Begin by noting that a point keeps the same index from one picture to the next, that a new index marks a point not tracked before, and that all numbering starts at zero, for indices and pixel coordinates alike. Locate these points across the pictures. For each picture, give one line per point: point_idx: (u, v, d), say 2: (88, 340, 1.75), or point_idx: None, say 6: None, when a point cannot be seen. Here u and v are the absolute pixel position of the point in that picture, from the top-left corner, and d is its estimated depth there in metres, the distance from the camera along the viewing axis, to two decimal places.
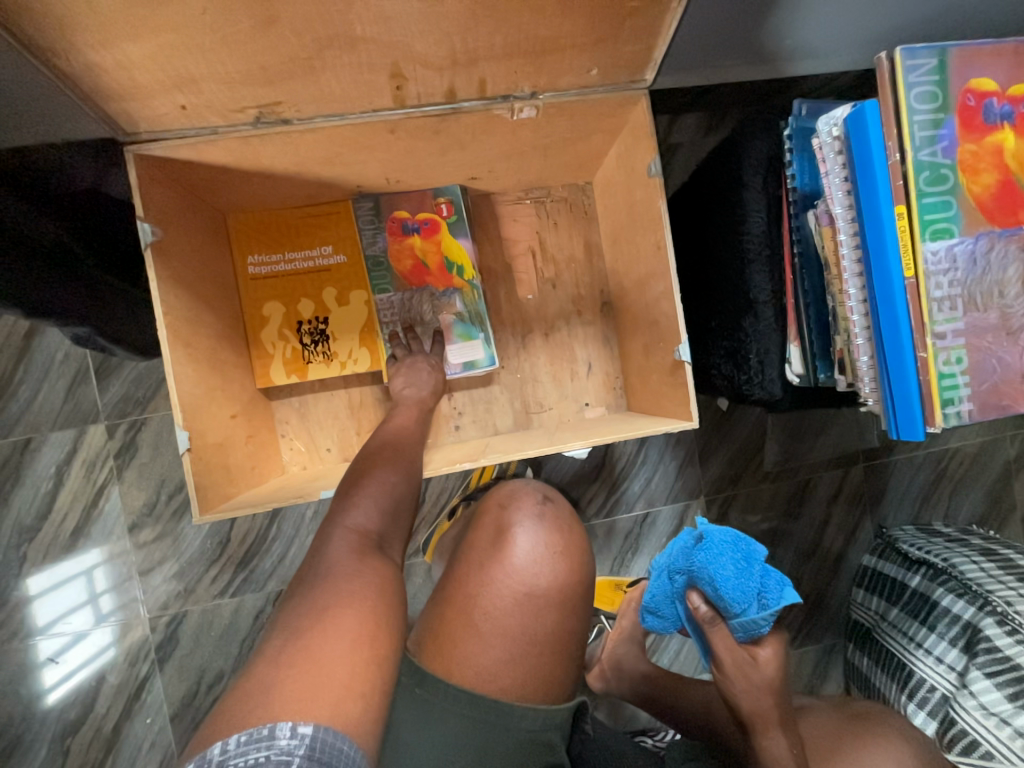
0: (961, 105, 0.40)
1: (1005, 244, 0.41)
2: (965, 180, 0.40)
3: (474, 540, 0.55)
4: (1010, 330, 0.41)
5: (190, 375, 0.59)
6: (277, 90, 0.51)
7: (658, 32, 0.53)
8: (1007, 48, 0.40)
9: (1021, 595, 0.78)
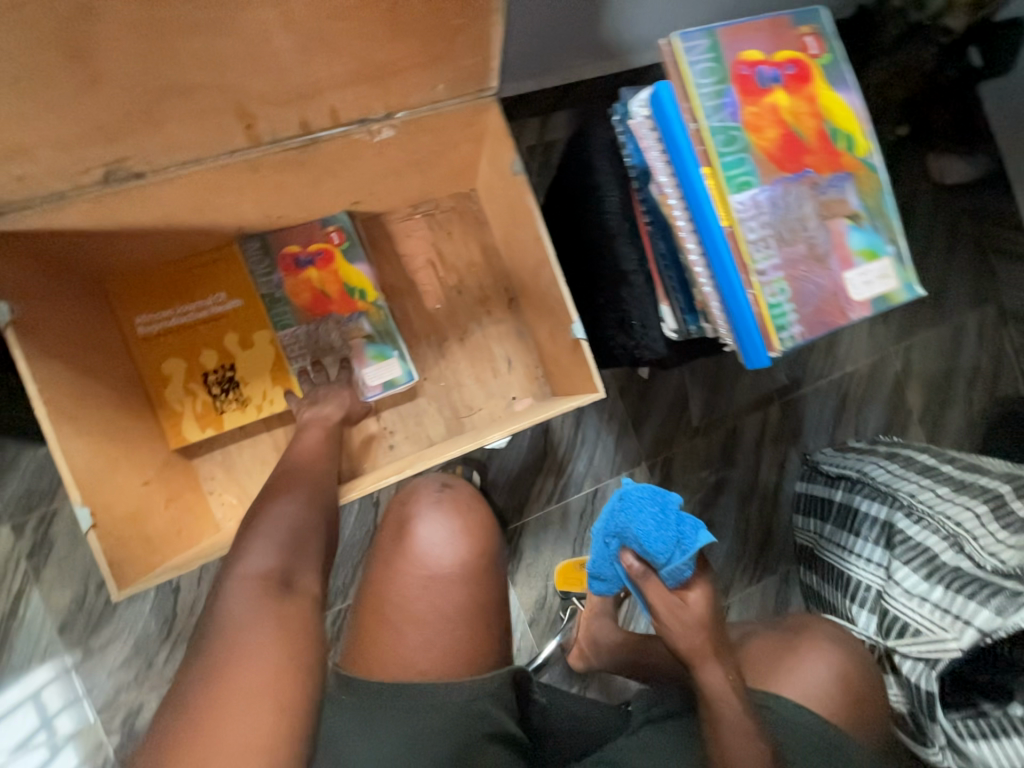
0: (736, 74, 0.46)
1: (800, 185, 0.47)
2: (752, 137, 0.46)
3: (386, 544, 0.59)
4: (821, 258, 0.47)
5: (84, 449, 0.56)
6: (120, 146, 0.51)
7: (489, 43, 0.57)
8: (765, 21, 0.47)
9: (920, 486, 0.88)
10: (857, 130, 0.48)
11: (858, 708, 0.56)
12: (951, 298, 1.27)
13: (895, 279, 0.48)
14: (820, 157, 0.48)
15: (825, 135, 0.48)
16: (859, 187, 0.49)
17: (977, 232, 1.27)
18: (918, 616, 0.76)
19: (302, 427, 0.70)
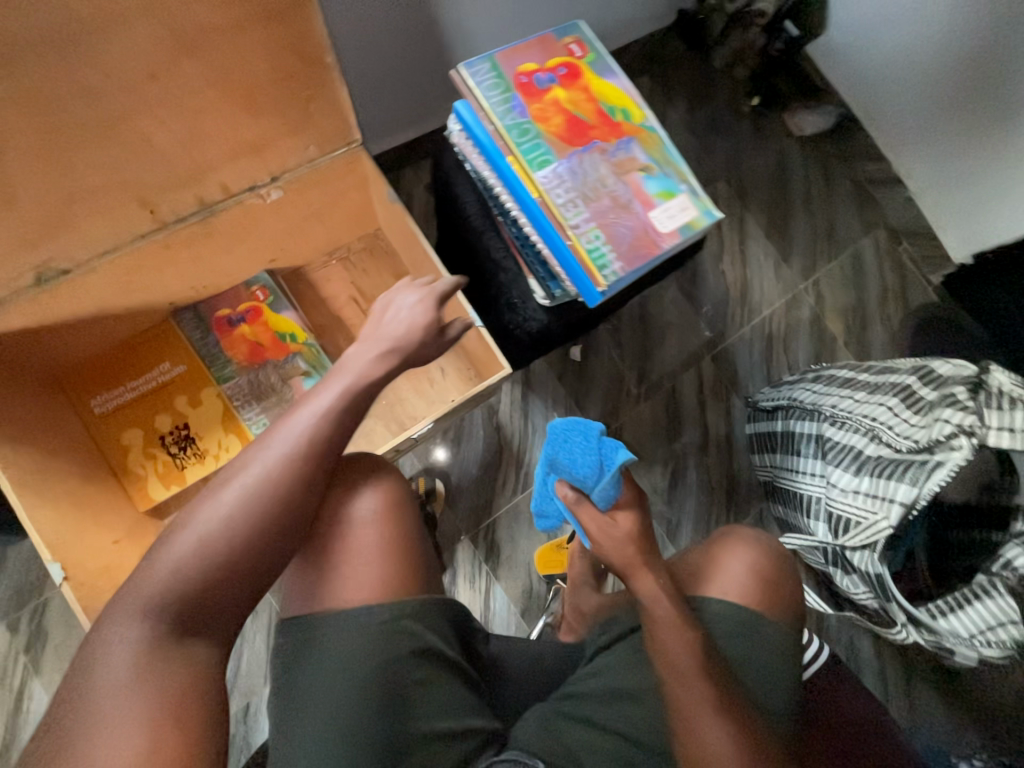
0: (518, 84, 0.63)
1: (589, 153, 0.62)
2: (541, 126, 0.62)
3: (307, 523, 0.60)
4: (622, 204, 0.61)
5: (48, 516, 0.63)
6: (44, 249, 0.61)
7: (341, 104, 0.68)
8: (532, 42, 0.64)
9: (843, 397, 0.94)
10: (626, 105, 0.64)
11: (774, 590, 0.67)
12: (844, 231, 1.38)
13: (692, 211, 0.62)
14: (603, 130, 0.63)
15: (602, 114, 0.64)
16: (642, 146, 0.64)
17: (850, 169, 1.39)
18: (851, 507, 0.83)
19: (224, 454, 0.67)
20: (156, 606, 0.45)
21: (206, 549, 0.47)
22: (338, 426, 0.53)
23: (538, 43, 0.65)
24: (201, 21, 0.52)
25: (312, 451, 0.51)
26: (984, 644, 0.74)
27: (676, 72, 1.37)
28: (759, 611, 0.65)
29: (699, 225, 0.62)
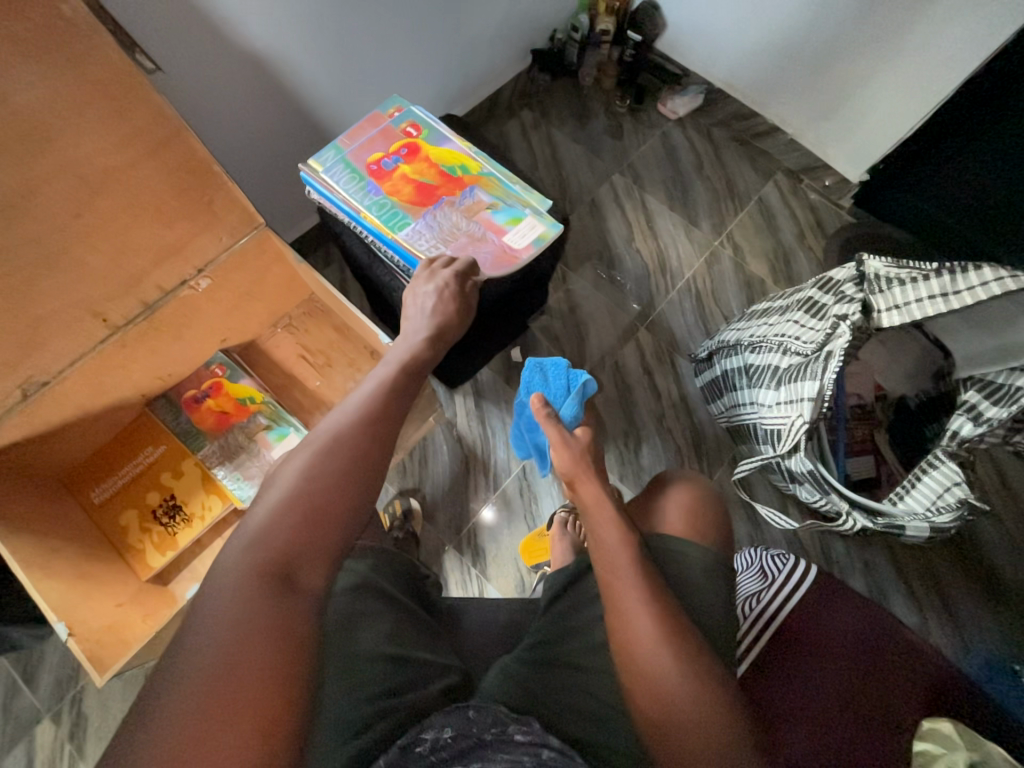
0: (368, 169, 0.76)
1: (441, 208, 0.76)
2: (396, 197, 0.75)
3: None
4: (478, 239, 0.75)
5: (55, 587, 0.73)
6: (23, 368, 0.75)
7: (238, 198, 0.83)
8: (372, 134, 0.78)
9: (758, 324, 1.00)
10: (461, 161, 0.79)
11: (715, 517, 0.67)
12: (744, 183, 1.47)
13: (538, 225, 0.76)
14: (449, 187, 0.77)
15: (443, 173, 0.78)
16: (483, 189, 0.78)
17: (731, 132, 1.50)
18: (776, 417, 0.87)
19: None
20: (267, 535, 0.45)
21: (324, 474, 0.48)
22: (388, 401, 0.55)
23: (375, 130, 0.79)
24: (105, 165, 0.69)
25: (385, 408, 0.54)
26: (937, 513, 0.74)
27: (552, 99, 1.51)
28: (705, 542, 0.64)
29: (548, 236, 0.77)
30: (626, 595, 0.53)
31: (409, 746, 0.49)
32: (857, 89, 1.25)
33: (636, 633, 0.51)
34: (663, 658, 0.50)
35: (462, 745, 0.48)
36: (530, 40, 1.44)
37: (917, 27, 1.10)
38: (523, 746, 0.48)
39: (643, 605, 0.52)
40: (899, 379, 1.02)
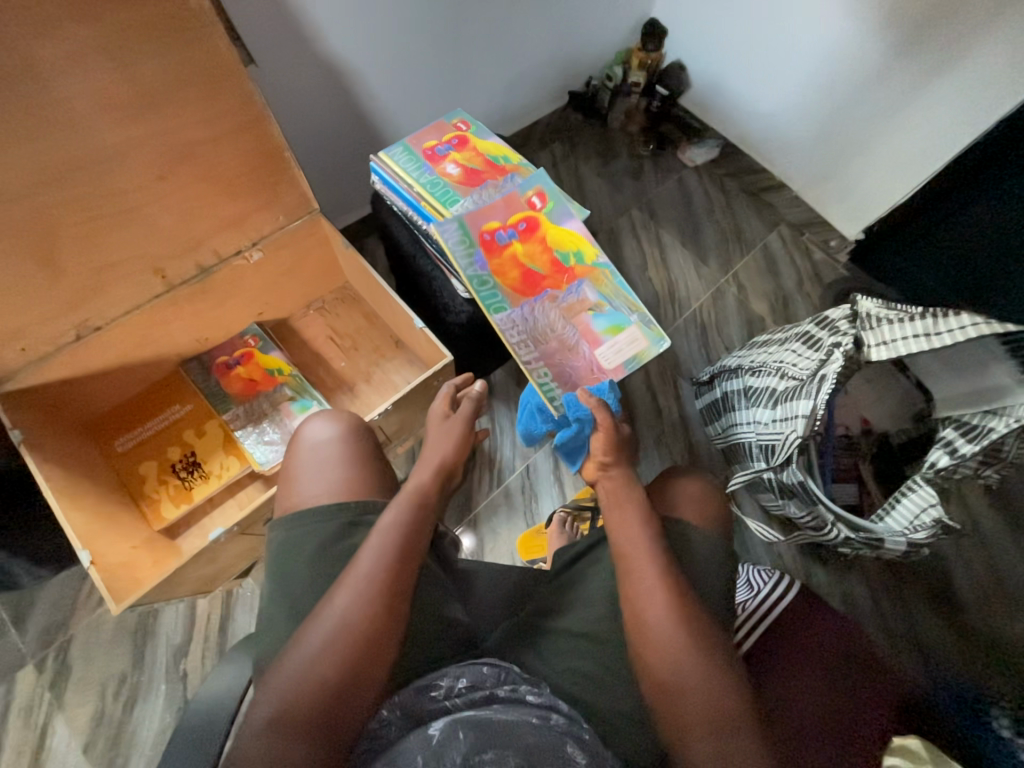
0: (482, 239, 0.79)
1: (540, 302, 0.81)
2: (502, 280, 0.80)
3: (289, 461, 0.68)
4: (571, 348, 0.81)
5: (80, 517, 0.76)
6: (83, 311, 0.81)
7: (300, 182, 0.91)
8: (497, 205, 0.81)
9: (759, 351, 1.08)
10: (576, 251, 0.84)
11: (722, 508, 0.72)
12: (750, 230, 1.59)
13: (639, 339, 0.82)
14: (556, 280, 0.82)
15: (554, 265, 0.82)
16: (592, 287, 0.84)
17: (742, 184, 1.64)
18: (771, 433, 0.94)
19: (314, 432, 0.69)
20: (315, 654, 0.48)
21: (340, 650, 0.49)
22: (401, 544, 0.55)
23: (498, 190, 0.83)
24: (195, 138, 0.77)
25: (397, 561, 0.54)
26: (914, 530, 0.80)
27: (581, 137, 1.65)
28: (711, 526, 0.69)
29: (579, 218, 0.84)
30: (643, 572, 0.57)
31: (425, 689, 0.52)
32: (857, 156, 1.38)
33: (651, 616, 0.54)
34: (676, 639, 0.53)
35: (476, 696, 0.52)
36: (568, 82, 1.57)
37: (908, 110, 1.23)
38: (534, 706, 0.51)
39: (660, 585, 0.56)
40: (883, 417, 1.09)
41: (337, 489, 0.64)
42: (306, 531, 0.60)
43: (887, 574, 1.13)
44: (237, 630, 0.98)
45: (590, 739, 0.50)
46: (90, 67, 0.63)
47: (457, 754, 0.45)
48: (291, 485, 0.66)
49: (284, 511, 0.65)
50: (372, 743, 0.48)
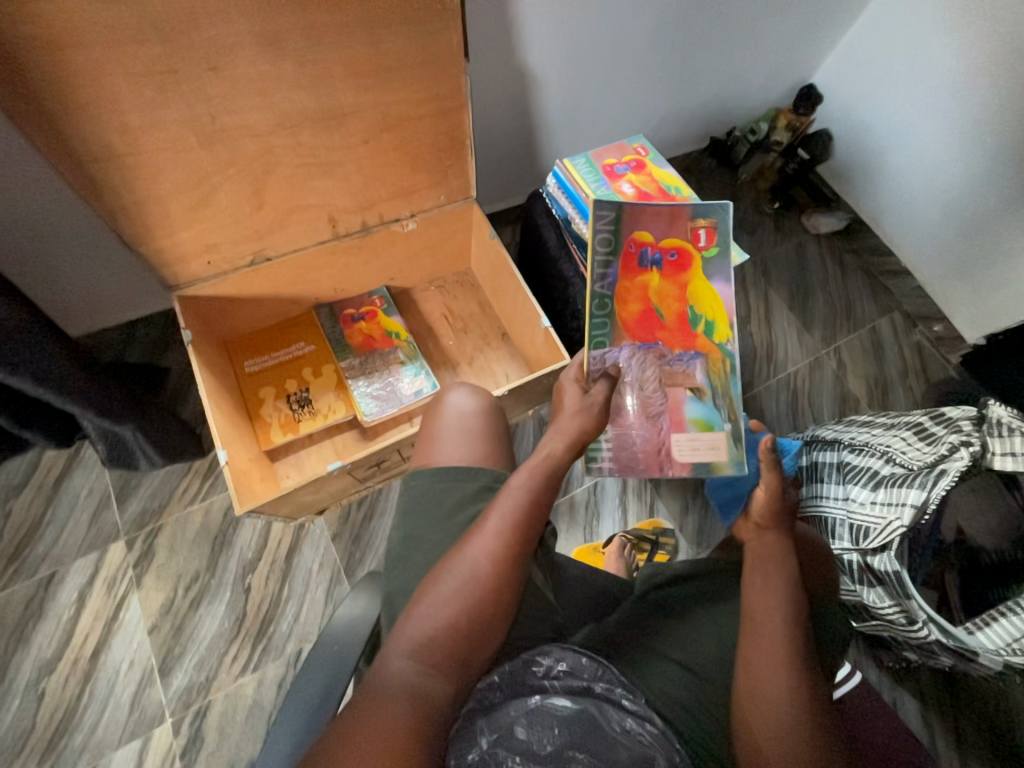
0: (626, 250, 0.71)
1: (645, 352, 0.74)
2: (619, 307, 0.73)
3: (426, 422, 0.71)
4: (649, 415, 0.76)
5: (220, 420, 0.85)
6: (263, 240, 0.90)
7: (469, 170, 0.98)
8: (663, 215, 0.71)
9: (862, 430, 1.06)
10: (707, 321, 0.75)
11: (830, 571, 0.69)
12: (860, 310, 1.53)
13: (719, 451, 0.76)
14: (673, 335, 0.75)
15: (681, 321, 0.74)
16: (705, 366, 0.76)
17: (862, 262, 1.58)
18: (868, 516, 0.92)
19: (455, 401, 0.71)
20: (446, 604, 0.49)
21: (471, 596, 0.49)
22: (527, 505, 0.55)
23: (663, 216, 0.71)
24: (404, 113, 0.84)
25: (524, 520, 0.54)
26: (1010, 651, 0.78)
27: (710, 182, 1.66)
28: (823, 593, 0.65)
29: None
30: (769, 637, 0.53)
31: (528, 664, 0.53)
32: (999, 262, 1.32)
33: (770, 692, 0.51)
34: (790, 720, 0.50)
35: (574, 684, 0.52)
36: (711, 128, 1.60)
37: None
38: (629, 710, 0.51)
39: (786, 661, 0.52)
40: (981, 531, 1.03)
41: (470, 458, 0.66)
42: (445, 487, 0.62)
43: (946, 694, 1.06)
44: (302, 562, 1.03)
45: (678, 758, 0.49)
46: (351, 38, 0.72)
47: (547, 739, 0.46)
48: (432, 440, 0.69)
49: (419, 466, 0.68)
50: (480, 701, 0.49)
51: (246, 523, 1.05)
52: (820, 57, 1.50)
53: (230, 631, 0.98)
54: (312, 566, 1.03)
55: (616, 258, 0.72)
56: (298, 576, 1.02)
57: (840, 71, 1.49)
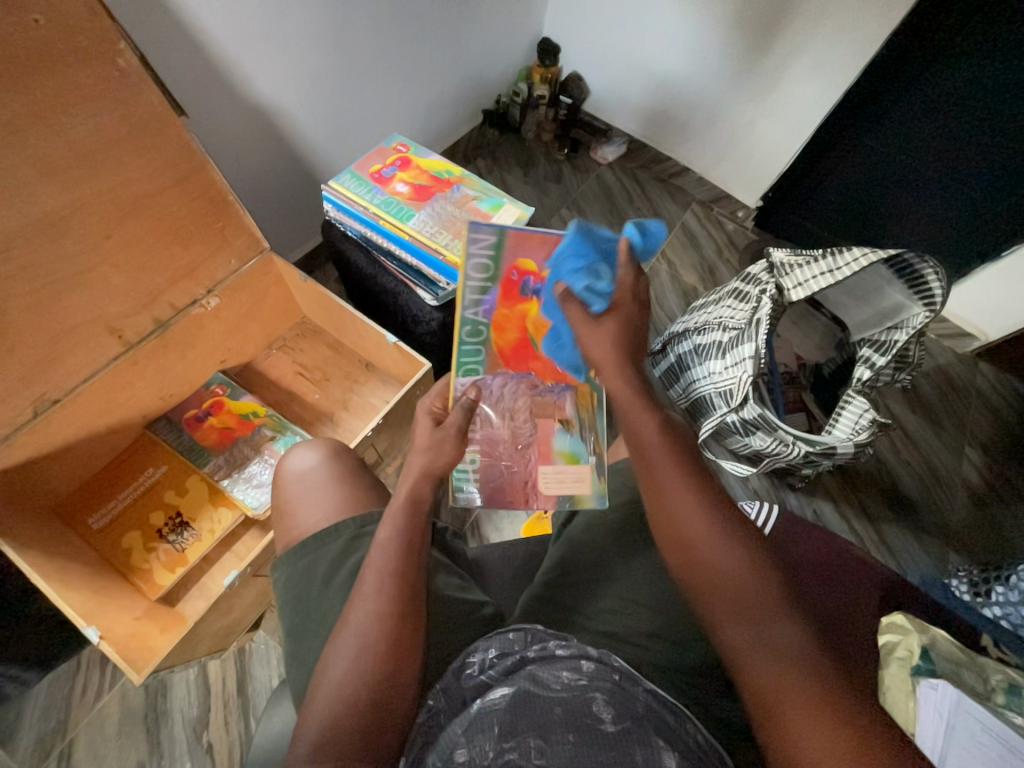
0: (508, 277, 0.73)
1: (517, 382, 0.75)
2: (494, 336, 0.75)
3: (279, 498, 0.67)
4: (520, 444, 0.74)
5: (76, 598, 0.75)
6: (39, 385, 0.78)
7: (247, 225, 0.92)
8: (549, 238, 0.72)
9: (698, 313, 1.20)
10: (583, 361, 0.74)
11: None
12: (667, 212, 1.66)
13: (585, 484, 0.73)
14: (546, 367, 0.75)
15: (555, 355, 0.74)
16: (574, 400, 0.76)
17: (653, 173, 1.72)
18: (728, 379, 1.06)
19: (301, 463, 0.68)
20: (346, 684, 0.46)
21: (363, 661, 0.47)
22: (407, 541, 0.53)
23: (552, 243, 0.72)
24: (140, 193, 0.77)
25: (403, 561, 0.52)
26: (860, 432, 0.98)
27: (502, 150, 1.71)
28: None
29: (524, 217, 0.91)
30: (667, 476, 0.54)
31: (460, 669, 0.51)
32: (745, 133, 1.48)
33: (687, 519, 0.52)
34: (713, 534, 0.51)
35: (508, 663, 0.51)
36: (480, 101, 1.65)
37: (782, 81, 1.32)
38: (564, 660, 0.50)
39: (688, 485, 0.53)
40: (813, 350, 1.25)
41: (335, 512, 0.63)
42: (317, 556, 0.59)
43: (845, 484, 1.28)
44: (257, 686, 0.94)
45: (620, 677, 0.50)
46: (27, 134, 0.64)
47: (488, 744, 0.43)
48: (294, 513, 0.64)
49: (288, 547, 0.64)
50: (426, 734, 0.47)
51: (175, 681, 0.93)
52: (543, 9, 1.61)
53: None
54: (271, 682, 0.94)
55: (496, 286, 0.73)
56: (259, 703, 0.93)
57: (562, 17, 1.61)
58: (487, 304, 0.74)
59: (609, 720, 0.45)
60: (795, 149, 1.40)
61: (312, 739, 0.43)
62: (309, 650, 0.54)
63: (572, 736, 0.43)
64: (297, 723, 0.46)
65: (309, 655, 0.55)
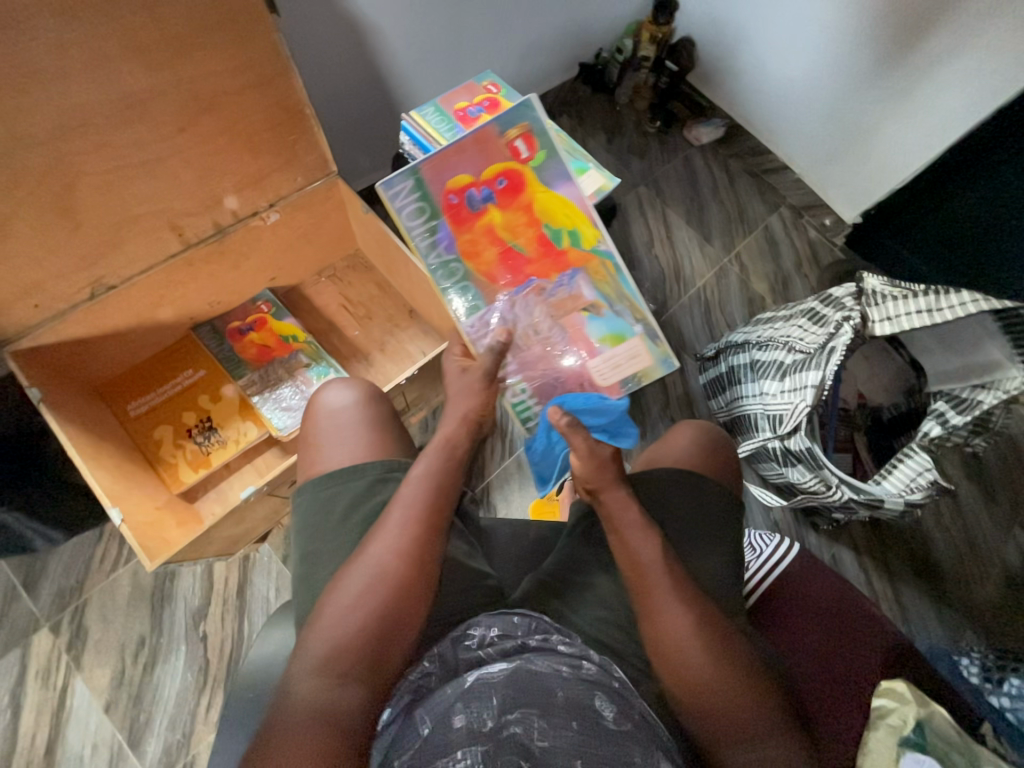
0: (450, 205, 0.84)
1: (522, 297, 0.88)
2: (468, 262, 0.87)
3: (307, 427, 0.66)
4: (554, 352, 0.89)
5: (106, 477, 0.78)
6: (99, 267, 0.79)
7: (319, 143, 0.88)
8: (466, 148, 0.81)
9: (763, 327, 1.11)
10: (568, 231, 0.88)
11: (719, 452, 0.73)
12: (752, 211, 1.53)
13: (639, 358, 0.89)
14: (543, 264, 0.89)
15: (541, 247, 0.88)
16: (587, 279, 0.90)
17: (747, 165, 1.57)
18: (780, 404, 0.99)
19: (334, 399, 0.67)
20: (354, 614, 0.47)
21: (375, 598, 0.48)
22: (436, 490, 0.55)
23: (472, 149, 0.82)
24: (220, 89, 0.74)
25: (425, 513, 0.54)
26: (911, 491, 0.91)
27: (590, 110, 1.59)
28: (702, 472, 0.69)
29: (606, 188, 0.84)
30: (657, 583, 0.54)
31: (459, 639, 0.51)
32: (864, 139, 1.32)
33: (680, 632, 0.52)
34: (702, 651, 0.51)
35: (508, 645, 0.51)
36: (578, 53, 1.52)
37: (925, 85, 1.15)
38: (565, 655, 0.50)
39: (679, 599, 0.53)
40: (878, 390, 1.15)
41: (360, 455, 0.62)
42: (337, 493, 0.59)
43: (872, 535, 1.20)
44: (255, 593, 0.98)
45: (620, 685, 0.49)
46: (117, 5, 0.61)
47: (487, 714, 0.43)
48: (319, 447, 0.64)
49: (308, 478, 0.64)
50: (415, 691, 0.48)
51: (183, 571, 0.99)
52: None
53: (194, 682, 0.93)
54: (268, 593, 0.99)
55: (443, 216, 0.84)
56: (255, 607, 0.98)
57: None
58: (442, 243, 0.86)
59: (609, 719, 0.45)
60: (918, 165, 1.24)
61: (313, 658, 0.45)
62: (315, 582, 0.55)
63: (575, 723, 0.43)
64: (298, 644, 0.47)
65: (311, 586, 0.55)
